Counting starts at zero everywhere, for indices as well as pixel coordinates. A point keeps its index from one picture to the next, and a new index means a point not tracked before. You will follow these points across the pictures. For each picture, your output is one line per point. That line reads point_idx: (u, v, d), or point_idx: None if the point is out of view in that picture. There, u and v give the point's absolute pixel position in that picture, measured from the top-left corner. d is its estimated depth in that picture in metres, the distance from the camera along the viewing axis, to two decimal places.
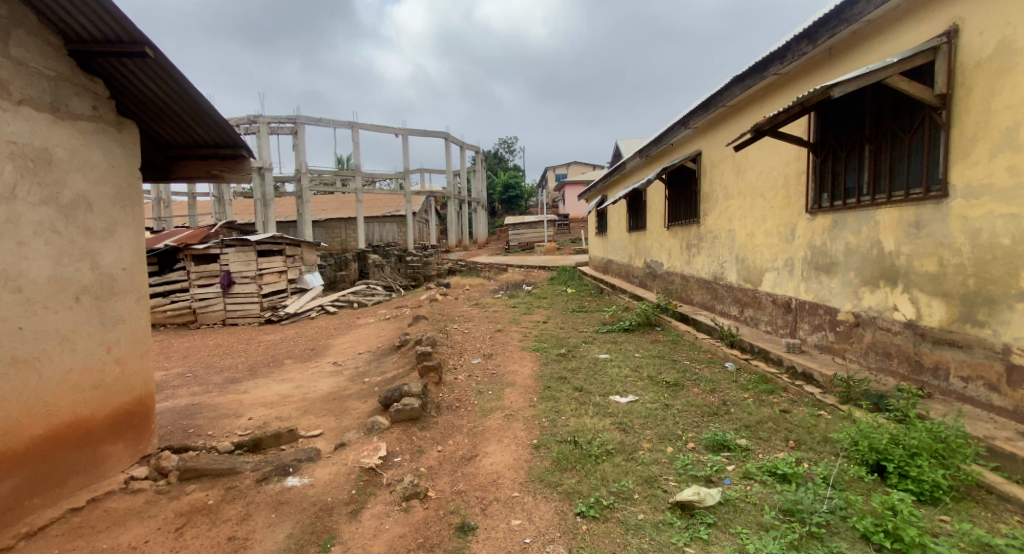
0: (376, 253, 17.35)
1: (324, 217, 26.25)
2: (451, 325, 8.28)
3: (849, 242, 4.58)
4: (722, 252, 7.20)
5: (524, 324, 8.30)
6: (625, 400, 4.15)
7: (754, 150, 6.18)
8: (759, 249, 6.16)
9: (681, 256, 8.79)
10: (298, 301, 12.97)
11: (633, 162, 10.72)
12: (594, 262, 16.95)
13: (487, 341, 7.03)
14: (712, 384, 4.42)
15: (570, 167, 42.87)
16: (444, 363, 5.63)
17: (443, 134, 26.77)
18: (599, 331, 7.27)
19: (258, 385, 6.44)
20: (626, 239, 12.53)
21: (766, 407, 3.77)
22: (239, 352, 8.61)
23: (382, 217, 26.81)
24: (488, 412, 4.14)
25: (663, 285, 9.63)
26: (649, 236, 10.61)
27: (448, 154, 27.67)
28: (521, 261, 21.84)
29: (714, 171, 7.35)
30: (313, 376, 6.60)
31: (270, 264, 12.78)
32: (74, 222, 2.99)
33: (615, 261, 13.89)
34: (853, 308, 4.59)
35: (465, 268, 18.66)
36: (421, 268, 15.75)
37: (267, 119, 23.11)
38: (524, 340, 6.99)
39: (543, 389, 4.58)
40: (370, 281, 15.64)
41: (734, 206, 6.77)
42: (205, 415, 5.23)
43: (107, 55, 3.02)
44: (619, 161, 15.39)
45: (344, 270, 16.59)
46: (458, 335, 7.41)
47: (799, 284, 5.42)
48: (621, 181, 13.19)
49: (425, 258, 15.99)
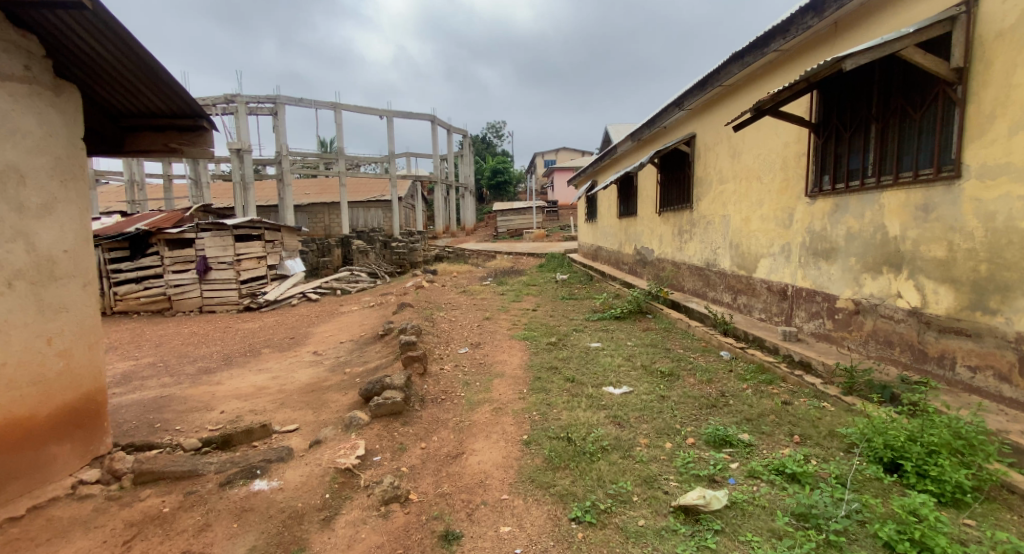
0: (361, 239, 16.98)
1: (306, 202, 25.65)
2: (437, 313, 8.01)
3: (851, 227, 4.41)
4: (715, 238, 7.02)
5: (513, 312, 8.09)
6: (620, 391, 3.96)
7: (751, 132, 5.99)
8: (755, 235, 5.99)
9: (673, 242, 8.60)
10: (278, 288, 12.56)
11: (625, 146, 10.44)
12: (583, 249, 16.76)
13: (475, 329, 6.78)
14: (708, 374, 4.24)
15: (559, 153, 42.52)
16: (429, 353, 5.38)
17: (429, 117, 26.22)
18: (590, 319, 7.08)
19: (233, 376, 6.14)
20: (617, 225, 12.34)
21: (767, 399, 3.59)
22: (216, 341, 8.26)
23: (366, 203, 26.26)
24: (476, 405, 3.91)
25: (654, 272, 9.44)
26: (640, 223, 10.42)
27: (435, 138, 27.12)
28: (509, 248, 21.57)
29: (709, 154, 7.15)
30: (292, 366, 6.33)
31: (249, 249, 12.36)
32: (4, 197, 2.66)
33: (605, 248, 13.68)
34: (853, 295, 4.43)
35: (452, 255, 18.34)
36: (404, 255, 15.36)
37: (246, 98, 22.42)
38: (513, 328, 6.76)
39: (532, 381, 4.37)
40: (353, 267, 15.28)
41: (730, 190, 6.59)
42: (173, 409, 4.95)
43: (37, 9, 2.65)
44: (610, 146, 15.15)
45: (327, 256, 16.24)
46: (444, 324, 7.14)
47: (795, 270, 5.26)
48: (612, 165, 12.94)
49: (410, 244, 15.63)
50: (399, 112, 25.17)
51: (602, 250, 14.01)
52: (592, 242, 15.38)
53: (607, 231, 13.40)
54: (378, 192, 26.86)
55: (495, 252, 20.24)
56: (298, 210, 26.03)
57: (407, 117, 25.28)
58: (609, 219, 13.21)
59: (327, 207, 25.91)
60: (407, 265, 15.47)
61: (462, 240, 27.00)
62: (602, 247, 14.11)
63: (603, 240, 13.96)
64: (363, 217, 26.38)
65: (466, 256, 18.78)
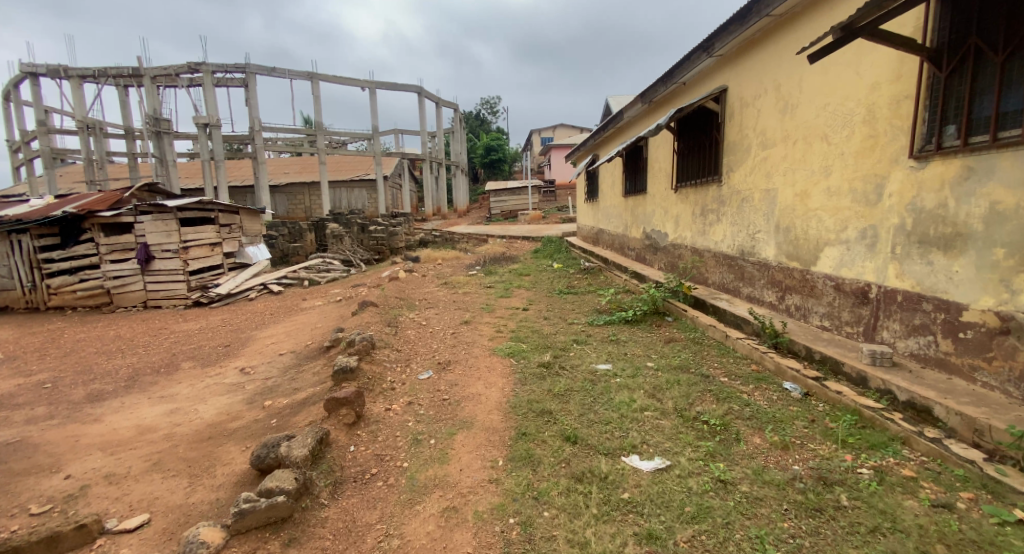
0: (337, 222, 15.42)
1: (285, 183, 23.99)
2: (405, 315, 6.51)
3: (999, 203, 3.00)
4: (754, 220, 5.48)
5: (499, 311, 6.61)
6: (650, 464, 2.51)
7: (815, 76, 4.47)
8: (817, 214, 4.46)
9: (693, 224, 7.07)
10: (234, 279, 11.01)
11: (633, 110, 8.84)
12: (583, 232, 15.25)
13: (447, 340, 5.28)
14: (781, 432, 2.75)
15: (556, 130, 40.73)
16: (370, 387, 3.88)
17: (417, 89, 24.46)
18: (594, 324, 5.58)
19: (124, 408, 4.66)
20: (622, 205, 10.80)
21: (906, 498, 2.14)
22: (137, 351, 6.77)
23: (350, 183, 24.58)
24: (420, 496, 2.43)
25: (669, 260, 7.93)
26: (651, 202, 8.87)
27: (424, 112, 25.38)
28: (503, 231, 20.01)
29: (748, 111, 5.60)
30: (206, 391, 4.84)
31: (199, 236, 10.80)
32: None
33: (608, 232, 12.13)
34: (998, 305, 3.01)
35: (440, 239, 16.79)
36: (382, 239, 13.78)
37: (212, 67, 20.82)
38: (496, 337, 5.29)
39: (513, 441, 2.84)
40: (326, 254, 13.72)
41: (777, 156, 5.03)
42: (7, 469, 3.47)
43: None
44: (612, 117, 13.57)
45: (299, 242, 14.73)
46: (409, 332, 5.65)
47: (885, 264, 3.75)
48: (616, 136, 11.35)
49: (390, 227, 14.02)
50: (383, 84, 23.38)
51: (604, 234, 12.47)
52: (593, 225, 13.82)
53: (611, 213, 11.83)
54: (362, 172, 25.12)
55: (487, 236, 18.67)
56: (277, 191, 24.38)
57: (391, 89, 23.50)
58: (613, 198, 11.63)
59: (307, 187, 24.25)
60: (386, 251, 13.90)
61: (453, 223, 25.37)
62: (604, 231, 12.55)
63: (605, 223, 12.41)
64: (346, 198, 24.74)
65: (454, 241, 17.20)
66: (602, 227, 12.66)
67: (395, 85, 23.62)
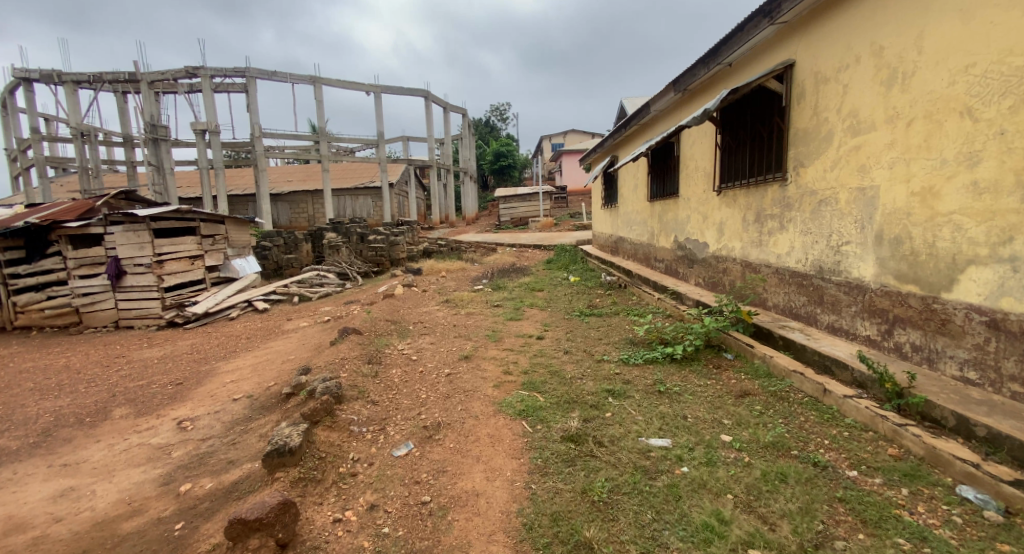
0: (335, 231, 14.35)
1: (287, 190, 23.05)
2: (392, 346, 5.33)
3: None
4: (838, 228, 4.23)
5: (508, 340, 5.38)
6: None
7: (944, 28, 3.24)
8: (954, 220, 3.24)
9: (745, 233, 5.81)
10: (214, 296, 9.87)
11: (663, 101, 7.62)
12: (600, 241, 14.00)
13: (439, 384, 4.09)
14: None
15: (567, 136, 39.63)
16: (315, 479, 2.68)
17: (423, 93, 23.48)
18: (631, 362, 4.31)
19: (9, 484, 3.57)
20: (648, 211, 9.55)
21: None
22: (75, 390, 5.66)
23: (354, 190, 23.61)
24: None
25: (711, 276, 6.68)
26: (685, 207, 7.61)
27: (431, 117, 24.39)
28: (513, 239, 18.82)
29: (825, 89, 4.38)
30: (123, 458, 3.69)
31: (176, 248, 9.74)
32: None
33: (630, 241, 10.88)
34: None
35: (445, 247, 15.64)
36: (382, 249, 12.67)
37: (210, 71, 19.96)
38: (503, 381, 4.07)
39: None
40: (322, 266, 12.61)
41: (876, 144, 3.81)
42: None
43: None
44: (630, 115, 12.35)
45: (294, 253, 13.70)
46: (393, 373, 4.46)
47: None
48: (638, 134, 10.12)
49: (390, 237, 12.91)
50: (389, 87, 22.46)
51: (625, 243, 11.22)
52: (611, 232, 12.59)
53: (633, 219, 10.58)
54: (367, 179, 24.16)
55: (496, 245, 17.50)
56: (279, 199, 23.49)
57: (396, 92, 22.55)
58: (636, 203, 10.40)
59: (310, 196, 23.37)
60: (386, 262, 12.79)
61: (461, 231, 24.28)
62: (625, 239, 11.31)
63: (626, 230, 11.15)
64: (351, 207, 23.86)
65: (461, 250, 16.03)
66: (623, 235, 11.41)
67: (401, 89, 22.71)
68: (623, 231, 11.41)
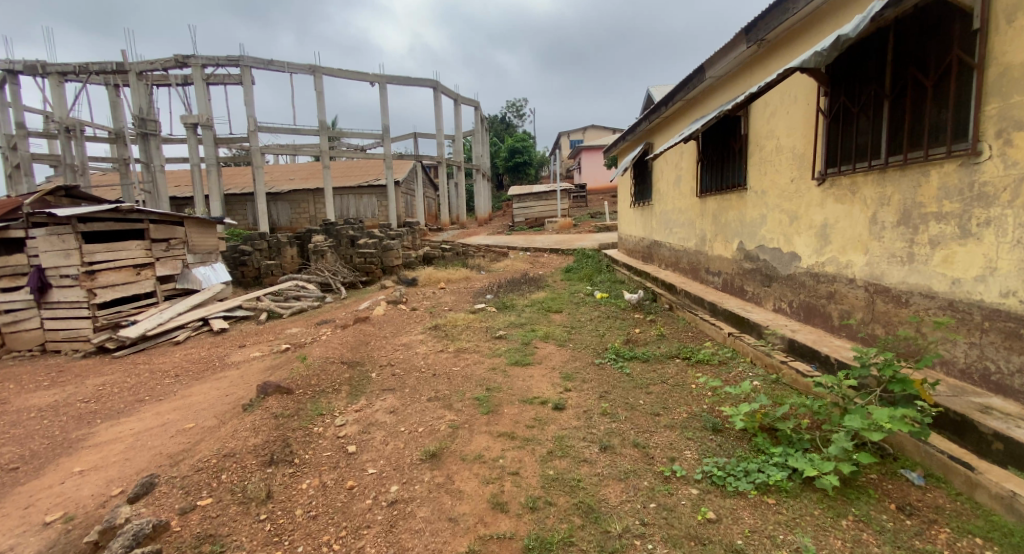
0: (323, 233, 12.56)
1: (287, 189, 21.44)
2: (329, 419, 3.45)
3: None
4: None
5: (511, 407, 3.47)
6: None
7: None
8: None
9: (875, 246, 3.80)
10: (159, 313, 7.93)
11: (728, 61, 5.61)
12: (629, 245, 11.97)
13: (373, 535, 2.21)
14: None
15: (587, 132, 37.50)
16: None
17: (431, 83, 21.69)
18: (727, 489, 2.35)
19: None
20: (697, 210, 7.50)
21: None
22: None
23: (357, 188, 21.86)
24: None
25: (808, 303, 4.69)
26: (759, 204, 5.60)
27: (439, 109, 22.59)
28: (528, 242, 16.84)
29: None
30: None
31: (119, 255, 7.94)
32: None
33: (670, 246, 8.83)
34: None
35: (449, 251, 13.76)
36: (371, 254, 10.57)
37: (202, 60, 17.99)
38: (497, 533, 2.17)
39: None
40: (302, 275, 10.72)
41: None
42: None
43: None
44: (652, 106, 10.48)
45: (276, 258, 11.93)
46: (305, 490, 2.58)
47: None
48: (678, 119, 8.12)
49: (383, 241, 10.84)
50: (394, 78, 20.64)
51: (665, 249, 9.16)
52: (646, 235, 10.46)
53: (676, 220, 8.50)
54: (371, 177, 22.40)
55: (508, 250, 15.57)
56: (278, 199, 21.80)
57: (402, 83, 20.75)
58: (680, 199, 8.34)
59: (311, 195, 21.70)
60: (377, 269, 10.68)
61: (471, 233, 22.41)
62: (663, 244, 9.25)
63: (666, 233, 9.07)
64: (354, 207, 22.06)
65: (467, 256, 14.09)
66: (663, 240, 9.32)
67: (408, 79, 20.87)
68: (663, 234, 9.28)
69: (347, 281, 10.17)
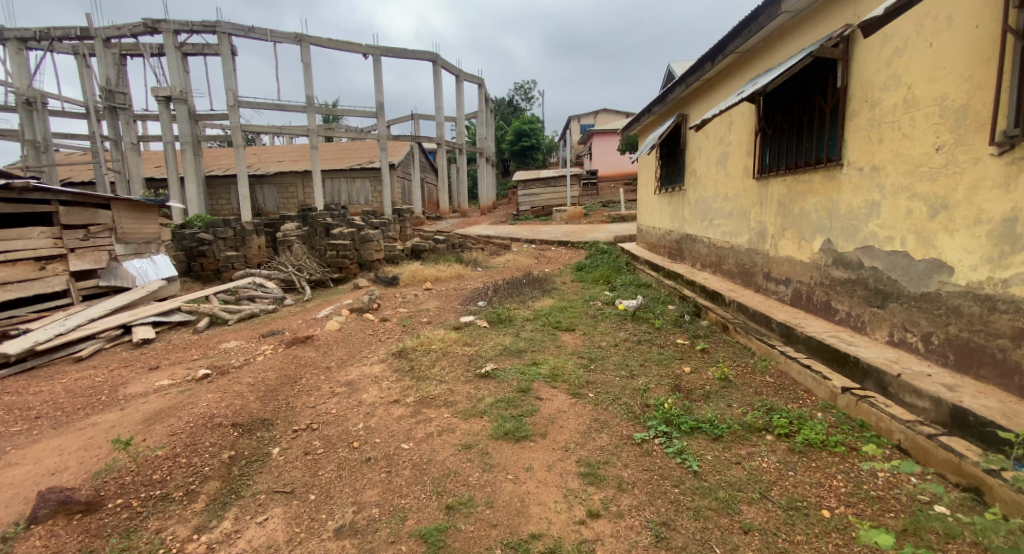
0: (297, 220, 10.86)
1: (273, 171, 19.74)
2: None
3: None
4: None
5: None
6: None
7: None
8: None
9: None
10: (61, 322, 6.23)
11: None
12: (654, 239, 10.20)
13: None
14: None
15: (598, 116, 35.46)
16: None
17: (430, 57, 19.85)
18: None
19: None
20: (760, 196, 5.73)
21: None
22: None
23: (349, 172, 20.14)
24: None
25: (973, 346, 3.04)
26: (868, 187, 3.87)
27: (439, 86, 20.76)
28: (534, 233, 15.07)
29: None
30: None
31: (16, 245, 6.25)
32: None
33: (719, 242, 7.01)
34: None
35: (443, 242, 12.03)
36: (342, 245, 8.71)
37: (173, 25, 16.19)
38: None
39: None
40: (263, 269, 8.82)
41: None
42: None
43: None
44: (665, 91, 8.89)
45: (241, 248, 10.25)
46: None
47: None
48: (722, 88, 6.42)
49: (359, 231, 9.04)
50: (388, 49, 18.81)
51: (709, 246, 7.37)
52: (682, 228, 8.62)
53: (727, 209, 6.71)
54: (364, 160, 20.63)
55: (511, 242, 13.83)
56: (263, 182, 20.07)
57: (397, 55, 18.90)
58: (732, 183, 6.53)
59: (299, 177, 19.97)
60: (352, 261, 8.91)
61: (471, 223, 20.51)
62: (708, 240, 7.44)
63: (711, 227, 7.29)
64: (346, 192, 20.39)
65: (463, 249, 12.33)
66: (707, 235, 7.49)
67: (403, 51, 19.05)
68: (707, 227, 7.51)
69: (315, 277, 8.34)
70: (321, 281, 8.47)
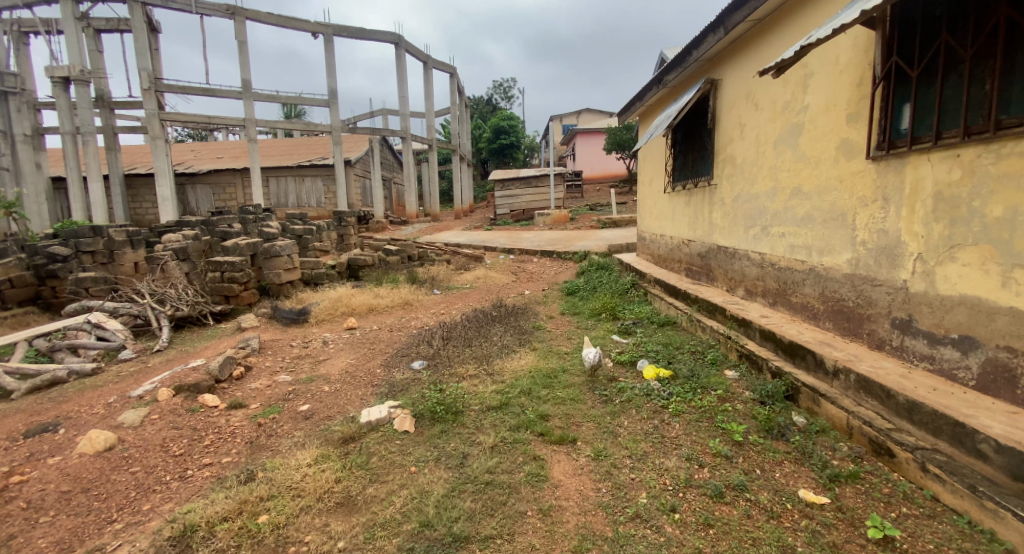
0: (192, 228, 8.23)
1: (207, 169, 16.90)
2: None
3: None
4: None
5: None
6: None
7: None
8: None
9: None
10: None
11: None
12: (664, 250, 7.88)
13: None
14: None
15: (580, 114, 33.31)
16: None
17: (393, 39, 17.39)
18: None
19: None
20: (887, 186, 3.41)
21: None
22: None
23: (298, 171, 17.46)
24: None
25: None
26: None
27: (404, 73, 18.28)
28: (511, 241, 12.62)
29: None
30: None
31: None
32: None
33: (787, 261, 4.62)
34: None
35: (393, 255, 9.48)
36: (226, 262, 6.02)
37: None
38: None
39: None
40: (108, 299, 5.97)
41: None
42: None
43: None
44: (681, 54, 6.48)
45: (106, 263, 7.50)
46: None
47: None
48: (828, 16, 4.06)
49: (260, 246, 6.62)
50: (343, 28, 16.30)
51: (765, 265, 5.01)
52: (712, 238, 6.23)
53: (801, 209, 4.37)
54: (315, 156, 17.99)
55: (482, 254, 11.34)
56: (196, 182, 17.24)
57: (354, 35, 16.42)
58: (815, 168, 4.17)
59: (240, 176, 17.21)
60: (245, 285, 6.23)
61: (442, 228, 18.00)
62: (763, 257, 5.05)
63: (770, 237, 4.90)
64: (295, 193, 17.68)
65: (420, 264, 9.77)
66: (759, 249, 5.09)
67: (360, 31, 16.59)
68: (758, 237, 5.14)
69: (180, 311, 5.60)
70: (193, 317, 5.73)
